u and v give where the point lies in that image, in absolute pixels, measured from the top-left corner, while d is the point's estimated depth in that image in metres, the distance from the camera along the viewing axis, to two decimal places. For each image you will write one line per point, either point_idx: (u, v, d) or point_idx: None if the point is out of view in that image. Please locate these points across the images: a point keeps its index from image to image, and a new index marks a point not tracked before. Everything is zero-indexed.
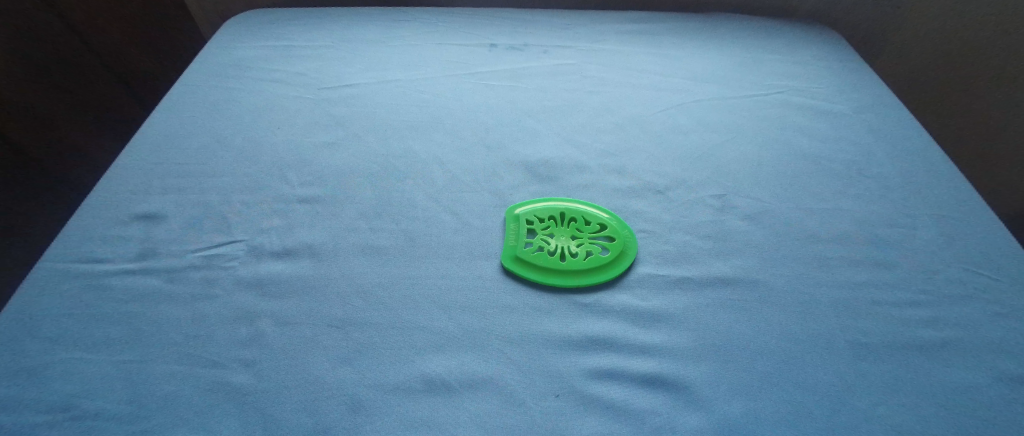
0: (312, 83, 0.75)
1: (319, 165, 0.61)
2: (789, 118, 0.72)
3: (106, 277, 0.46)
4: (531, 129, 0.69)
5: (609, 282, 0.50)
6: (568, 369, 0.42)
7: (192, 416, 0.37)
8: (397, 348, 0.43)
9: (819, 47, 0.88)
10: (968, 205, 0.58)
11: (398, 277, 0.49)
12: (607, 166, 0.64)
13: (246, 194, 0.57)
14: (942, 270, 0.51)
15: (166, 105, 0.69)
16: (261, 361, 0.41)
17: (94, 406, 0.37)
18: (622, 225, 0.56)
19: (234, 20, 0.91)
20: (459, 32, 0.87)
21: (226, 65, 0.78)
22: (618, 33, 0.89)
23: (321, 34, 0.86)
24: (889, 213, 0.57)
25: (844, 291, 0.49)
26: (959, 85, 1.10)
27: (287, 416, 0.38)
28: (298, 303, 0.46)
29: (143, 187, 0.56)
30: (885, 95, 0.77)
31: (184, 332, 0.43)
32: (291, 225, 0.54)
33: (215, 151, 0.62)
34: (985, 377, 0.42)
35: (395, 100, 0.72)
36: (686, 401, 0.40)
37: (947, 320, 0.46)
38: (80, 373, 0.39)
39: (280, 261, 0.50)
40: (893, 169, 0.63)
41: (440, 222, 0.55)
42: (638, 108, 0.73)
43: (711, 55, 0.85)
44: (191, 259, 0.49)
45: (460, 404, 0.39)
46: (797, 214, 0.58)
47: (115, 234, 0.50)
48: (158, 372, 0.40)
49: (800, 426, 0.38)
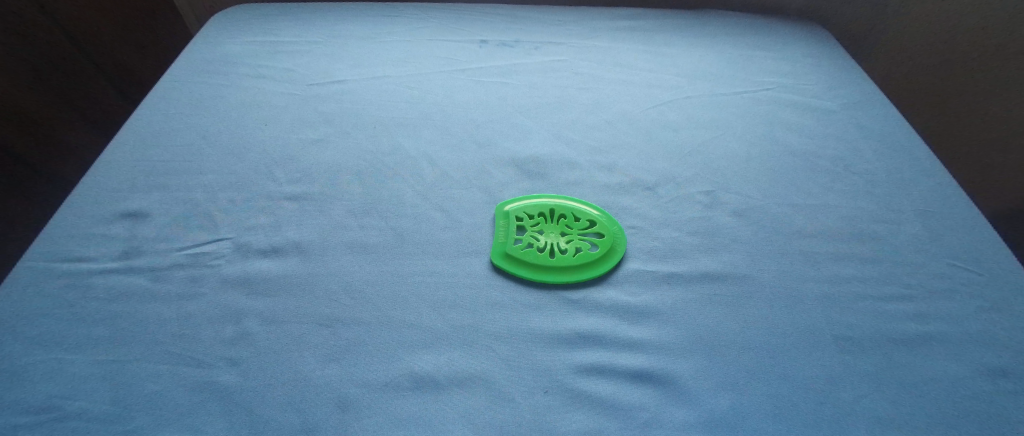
0: (300, 79, 0.74)
1: (308, 162, 0.61)
2: (778, 114, 0.72)
3: (89, 276, 0.46)
4: (522, 125, 0.69)
5: (599, 278, 0.50)
6: (557, 365, 0.42)
7: (177, 416, 0.37)
8: (386, 346, 0.42)
9: (807, 43, 0.89)
10: (952, 201, 0.59)
11: (386, 275, 0.48)
12: (597, 163, 0.64)
13: (233, 192, 0.56)
14: (926, 264, 0.52)
15: (151, 101, 0.68)
16: (247, 360, 0.41)
17: (78, 407, 0.37)
18: (612, 222, 0.56)
19: (219, 15, 0.90)
20: (450, 28, 0.87)
21: (212, 60, 0.77)
22: (608, 30, 0.89)
23: (310, 29, 0.85)
24: (874, 208, 0.58)
25: (829, 286, 0.50)
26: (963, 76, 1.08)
27: (276, 415, 0.37)
28: (285, 301, 0.46)
29: (127, 184, 0.55)
30: (872, 92, 0.78)
31: (170, 331, 0.42)
32: (279, 222, 0.53)
33: (201, 148, 0.61)
34: (966, 369, 0.43)
35: (384, 95, 0.72)
36: (674, 396, 0.40)
37: (929, 314, 0.47)
38: (62, 373, 0.39)
39: (267, 259, 0.49)
40: (879, 165, 0.64)
41: (429, 220, 0.55)
42: (628, 105, 0.73)
43: (701, 52, 0.85)
44: (177, 258, 0.48)
45: (449, 402, 0.39)
46: (784, 210, 0.58)
47: (99, 232, 0.50)
48: (142, 372, 0.39)
49: (786, 421, 0.39)
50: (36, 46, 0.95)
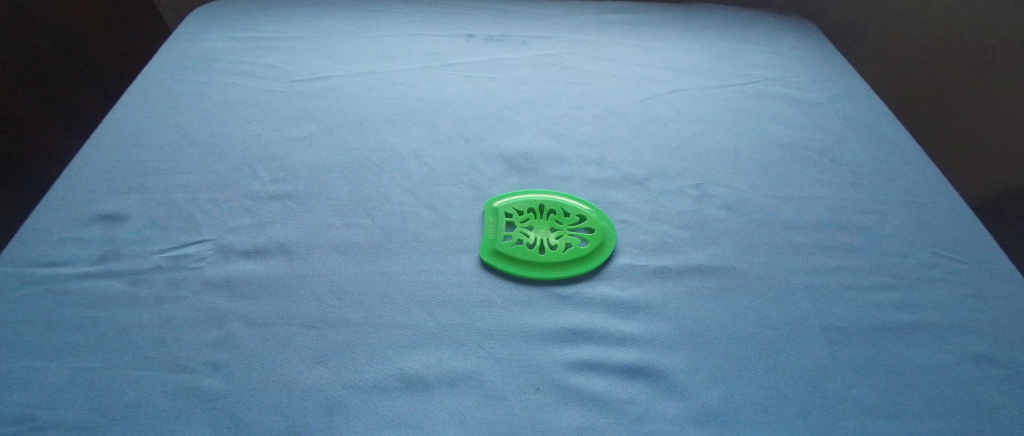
0: (284, 75, 0.73)
1: (292, 160, 0.59)
2: (766, 107, 0.73)
3: (65, 281, 0.44)
4: (510, 120, 0.68)
5: (589, 273, 0.50)
6: (548, 363, 0.41)
7: (159, 422, 0.36)
8: (374, 347, 0.42)
9: (793, 36, 0.89)
10: (936, 191, 0.59)
11: (373, 274, 0.48)
12: (586, 158, 0.63)
13: (215, 192, 0.55)
14: (913, 254, 0.52)
15: (129, 99, 0.66)
16: (231, 364, 0.40)
17: (53, 416, 0.36)
18: (602, 216, 0.55)
19: (196, 11, 0.87)
20: (437, 22, 0.86)
21: (192, 57, 0.75)
22: (597, 24, 0.88)
23: (293, 25, 0.83)
24: (861, 199, 0.58)
25: (818, 278, 0.50)
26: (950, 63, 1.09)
27: (261, 419, 0.37)
28: (270, 303, 0.45)
29: (104, 185, 0.54)
30: (858, 84, 0.78)
31: (151, 336, 0.41)
32: (262, 222, 0.52)
33: (181, 148, 0.59)
34: (951, 357, 0.43)
35: (370, 92, 0.71)
36: (666, 390, 0.40)
37: (916, 304, 0.47)
38: (39, 382, 0.38)
39: (250, 260, 0.48)
40: (865, 156, 0.64)
41: (417, 217, 0.54)
42: (617, 99, 0.73)
43: (690, 45, 0.84)
44: (156, 260, 0.47)
45: (438, 402, 0.38)
46: (773, 202, 0.58)
47: (75, 236, 0.48)
48: (120, 378, 0.38)
49: (777, 412, 0.39)
50: (32, 43, 0.94)
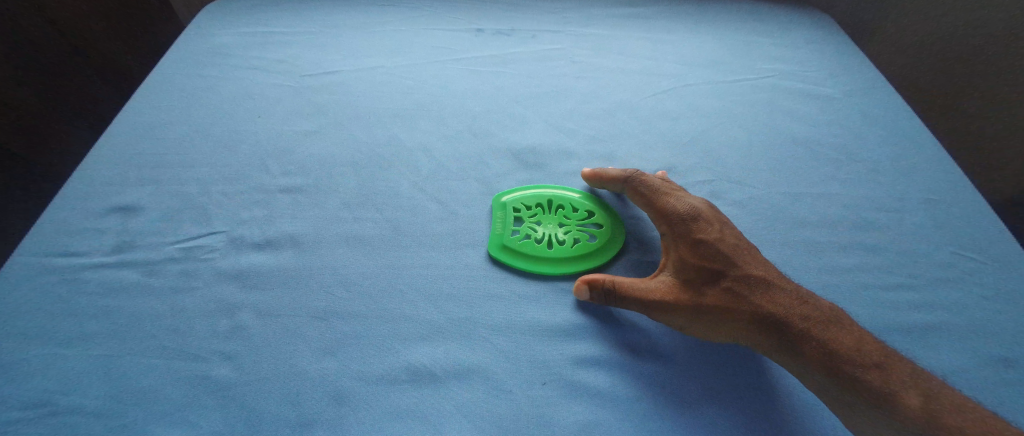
0: (294, 70, 0.73)
1: (303, 154, 0.60)
2: (780, 102, 0.71)
3: (81, 271, 0.45)
4: (519, 115, 0.68)
5: (597, 269, 0.49)
6: (555, 358, 0.41)
7: (173, 410, 0.37)
8: (382, 339, 0.42)
9: (809, 30, 0.87)
10: (956, 189, 0.58)
11: (381, 268, 0.48)
12: (596, 153, 0.63)
13: (226, 185, 0.55)
14: (931, 253, 0.51)
15: (142, 94, 0.67)
16: (242, 353, 0.40)
17: (71, 403, 0.37)
18: (611, 211, 0.55)
19: (209, 6, 0.88)
20: (445, 16, 0.85)
21: (205, 52, 0.76)
22: (607, 18, 0.87)
23: (304, 20, 0.84)
24: (877, 196, 0.57)
25: (831, 276, 0.49)
26: (963, 61, 1.02)
27: (272, 409, 0.37)
28: (280, 295, 0.45)
29: (118, 178, 0.55)
30: (876, 79, 0.76)
31: (164, 325, 0.42)
32: (273, 215, 0.53)
33: (194, 141, 0.60)
34: (967, 359, 0.42)
35: (379, 86, 0.71)
36: (673, 386, 0.40)
37: (932, 304, 0.46)
38: (57, 369, 0.38)
39: (261, 252, 0.49)
40: (883, 152, 0.63)
41: (425, 211, 0.54)
42: (628, 93, 0.72)
43: (703, 39, 0.83)
44: (169, 251, 0.48)
45: (445, 395, 0.39)
46: (786, 199, 0.57)
47: (92, 226, 0.49)
48: (135, 366, 0.39)
49: (784, 412, 0.39)
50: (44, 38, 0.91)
